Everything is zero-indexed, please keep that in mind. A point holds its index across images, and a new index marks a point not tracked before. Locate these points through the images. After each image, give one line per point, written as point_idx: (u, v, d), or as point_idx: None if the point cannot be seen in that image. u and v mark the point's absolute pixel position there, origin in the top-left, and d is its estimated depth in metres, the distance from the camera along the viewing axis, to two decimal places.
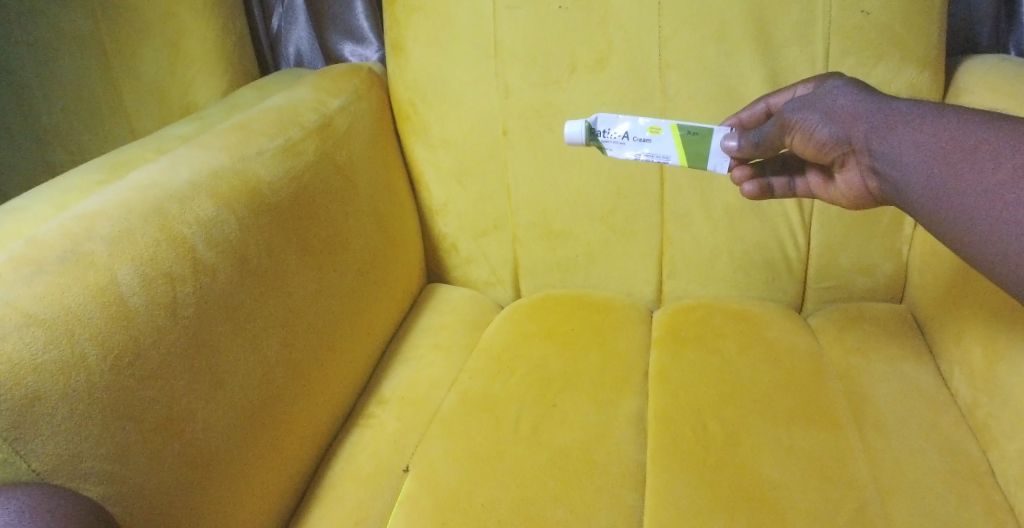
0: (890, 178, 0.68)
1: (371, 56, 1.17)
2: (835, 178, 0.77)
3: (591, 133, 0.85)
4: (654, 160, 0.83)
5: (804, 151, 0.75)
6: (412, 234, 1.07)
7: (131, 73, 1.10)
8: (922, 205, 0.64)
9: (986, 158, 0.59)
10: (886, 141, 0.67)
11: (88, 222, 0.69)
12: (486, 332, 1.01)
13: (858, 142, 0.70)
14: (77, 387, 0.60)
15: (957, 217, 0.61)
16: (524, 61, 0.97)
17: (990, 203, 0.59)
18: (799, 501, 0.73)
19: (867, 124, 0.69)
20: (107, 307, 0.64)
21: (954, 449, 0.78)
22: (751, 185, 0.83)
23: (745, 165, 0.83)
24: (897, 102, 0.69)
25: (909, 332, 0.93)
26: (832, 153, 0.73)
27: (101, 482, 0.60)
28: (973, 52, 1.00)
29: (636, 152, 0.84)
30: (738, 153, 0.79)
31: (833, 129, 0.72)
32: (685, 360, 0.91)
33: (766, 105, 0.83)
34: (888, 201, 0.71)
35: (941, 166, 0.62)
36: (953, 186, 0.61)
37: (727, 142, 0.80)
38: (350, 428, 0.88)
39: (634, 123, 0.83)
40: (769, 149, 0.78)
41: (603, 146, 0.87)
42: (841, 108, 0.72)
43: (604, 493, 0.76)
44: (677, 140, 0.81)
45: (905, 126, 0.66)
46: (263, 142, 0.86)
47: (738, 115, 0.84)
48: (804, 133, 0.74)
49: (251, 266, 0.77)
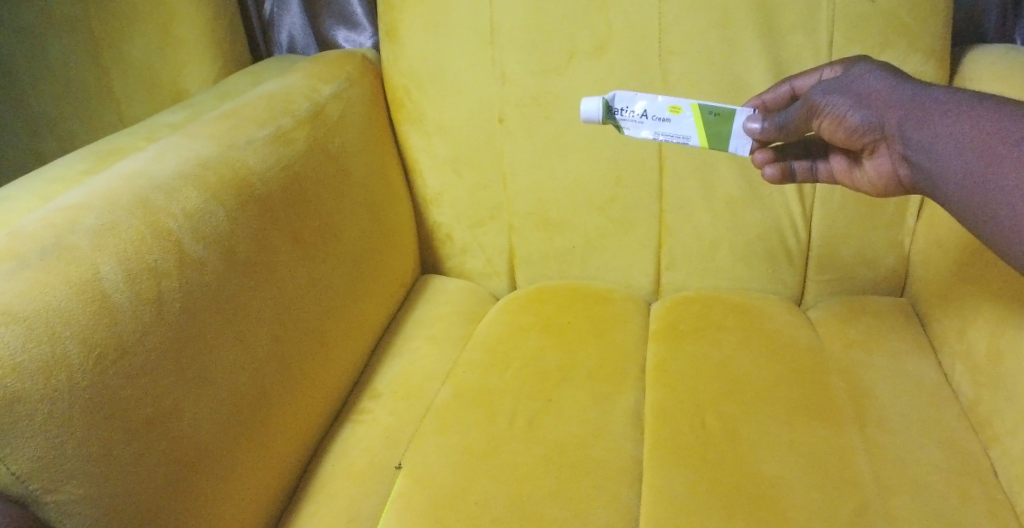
0: (924, 168, 0.65)
1: (366, 42, 1.15)
2: (862, 164, 0.74)
3: (607, 111, 0.83)
4: (672, 141, 0.82)
5: (832, 136, 0.72)
6: (407, 224, 1.05)
7: (121, 58, 1.08)
8: (960, 198, 0.63)
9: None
10: (921, 129, 0.65)
11: (72, 215, 0.67)
12: (481, 324, 0.99)
13: (890, 129, 0.67)
14: (58, 387, 0.58)
15: (998, 212, 0.60)
16: (521, 47, 0.95)
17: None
18: (799, 499, 0.72)
19: (901, 111, 0.66)
20: (88, 302, 0.62)
21: (956, 446, 0.77)
22: (772, 168, 0.81)
23: (766, 149, 0.81)
24: (932, 88, 0.66)
25: (911, 325, 0.92)
26: (862, 138, 0.70)
27: (84, 484, 0.58)
28: (979, 40, 0.98)
29: (654, 131, 0.82)
30: (761, 136, 0.77)
31: (865, 115, 0.69)
32: (684, 353, 0.90)
33: (790, 88, 0.81)
34: (920, 190, 0.69)
35: (981, 160, 0.60)
36: (994, 181, 0.60)
37: (750, 124, 0.78)
38: (342, 423, 0.87)
39: (653, 102, 0.81)
40: (794, 132, 0.76)
41: (619, 125, 0.84)
42: (873, 93, 0.69)
43: (601, 490, 0.74)
44: (698, 119, 0.80)
45: (942, 114, 0.64)
46: (253, 130, 0.84)
47: (760, 98, 0.82)
48: (833, 118, 0.71)
49: (239, 259, 0.76)
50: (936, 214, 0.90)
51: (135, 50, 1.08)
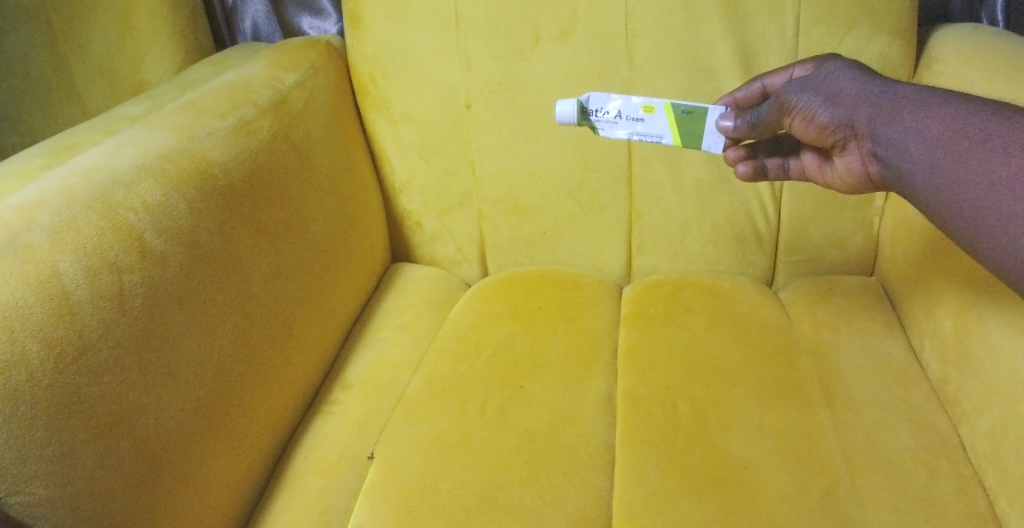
0: (893, 165, 0.66)
1: (331, 29, 1.13)
2: (833, 161, 0.74)
3: (581, 112, 0.83)
4: (646, 139, 0.82)
5: (803, 134, 0.73)
6: (375, 213, 1.04)
7: (79, 49, 1.05)
8: (927, 194, 0.63)
9: (994, 150, 0.58)
10: (890, 126, 0.65)
11: (26, 212, 0.66)
12: (453, 312, 0.99)
13: (860, 126, 0.68)
14: (17, 388, 0.57)
15: (961, 208, 0.60)
16: (486, 32, 0.93)
17: (994, 197, 0.57)
18: (769, 479, 0.73)
19: (870, 108, 0.67)
20: (46, 302, 0.61)
21: (924, 423, 0.78)
22: (745, 165, 0.81)
23: (739, 146, 0.81)
24: (902, 85, 0.66)
25: (879, 304, 0.92)
26: (833, 136, 0.70)
27: (48, 485, 0.58)
28: (944, 20, 0.98)
29: (628, 132, 0.82)
30: (734, 134, 0.77)
31: (835, 112, 0.69)
32: (654, 337, 0.90)
33: (762, 85, 0.80)
34: (888, 187, 0.69)
35: (947, 156, 0.60)
36: (958, 178, 0.59)
37: (723, 122, 0.78)
38: (312, 416, 0.86)
39: (627, 102, 0.81)
40: (767, 130, 0.75)
41: (594, 125, 0.85)
42: (842, 91, 0.69)
43: (572, 476, 0.75)
44: (672, 118, 0.79)
45: (910, 112, 0.64)
46: (213, 121, 0.82)
47: (732, 95, 0.82)
48: (804, 115, 0.71)
49: (202, 254, 0.75)
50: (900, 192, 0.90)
51: (96, 41, 1.06)
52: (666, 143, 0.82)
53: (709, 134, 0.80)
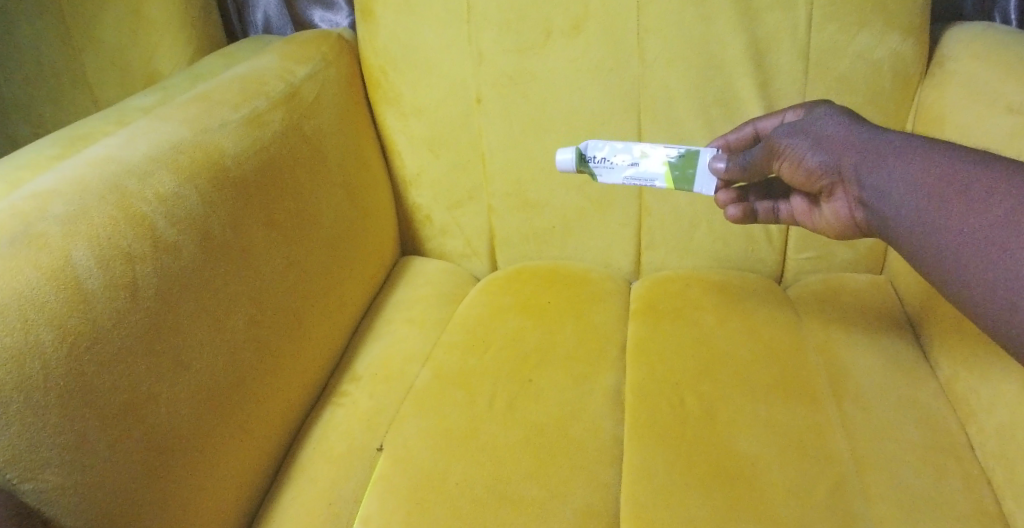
0: (877, 211, 0.66)
1: (342, 22, 1.13)
2: (822, 207, 0.75)
3: (581, 160, 0.85)
4: (640, 184, 0.83)
5: (792, 178, 0.75)
6: (386, 206, 1.05)
7: (92, 38, 1.05)
8: (909, 239, 0.63)
9: (976, 197, 0.58)
10: (876, 172, 0.66)
11: (41, 201, 0.66)
12: (461, 305, 0.99)
13: (846, 172, 0.69)
14: (32, 375, 0.58)
15: (943, 253, 0.59)
16: (498, 26, 0.93)
17: (975, 244, 0.57)
18: (776, 475, 0.73)
19: (857, 154, 0.68)
20: (61, 289, 0.61)
21: (932, 420, 0.78)
22: (736, 208, 0.83)
23: (731, 189, 0.83)
24: (888, 133, 0.67)
25: (888, 301, 0.92)
26: (821, 181, 0.72)
27: (61, 472, 0.58)
28: (957, 18, 0.98)
29: (624, 176, 0.84)
30: (726, 175, 0.79)
31: (822, 158, 0.71)
32: (662, 332, 0.90)
33: (754, 129, 0.84)
34: (874, 233, 0.69)
35: (930, 202, 0.61)
36: (940, 223, 0.60)
37: (716, 163, 0.79)
38: (323, 404, 0.87)
39: (623, 148, 0.83)
40: (758, 172, 0.78)
41: (593, 172, 0.86)
42: (831, 136, 0.71)
43: (580, 470, 0.75)
44: (662, 159, 0.81)
45: (895, 157, 0.65)
46: (226, 112, 0.83)
47: (726, 138, 0.85)
48: (792, 160, 0.73)
49: (215, 243, 0.75)
50: None
51: (109, 33, 1.06)
52: (659, 182, 0.83)
53: (697, 170, 0.81)
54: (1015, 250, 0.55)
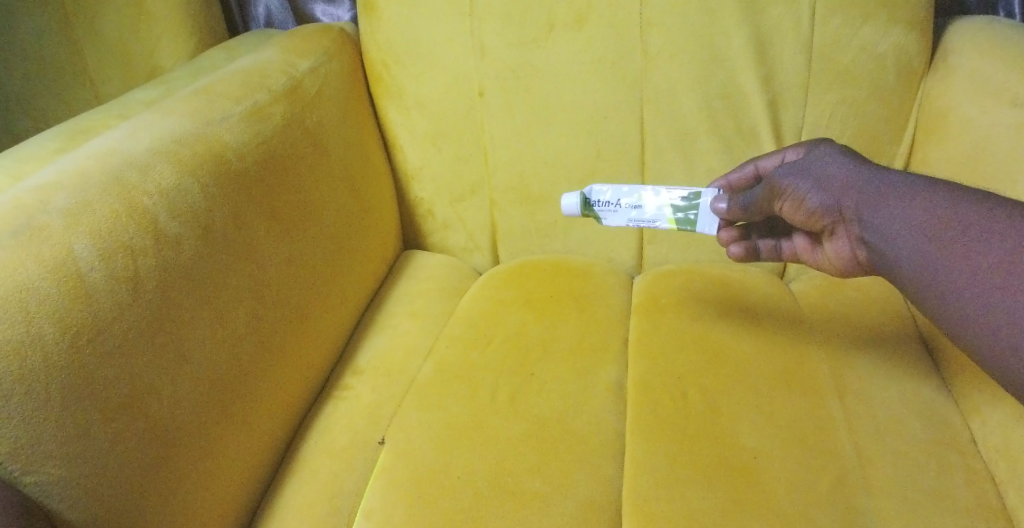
0: (879, 252, 0.66)
1: (344, 16, 1.13)
2: (824, 247, 0.75)
3: (587, 204, 0.88)
4: (642, 225, 0.85)
5: (793, 218, 0.75)
6: (387, 200, 1.04)
7: (94, 31, 1.05)
8: (911, 281, 0.63)
9: (977, 240, 0.58)
10: (877, 213, 0.66)
11: (43, 194, 0.66)
12: (463, 299, 0.99)
13: (848, 212, 0.69)
14: (33, 368, 0.58)
15: (945, 295, 0.60)
16: (500, 20, 0.93)
17: (975, 287, 0.58)
18: (780, 469, 0.73)
19: (858, 194, 0.68)
20: (62, 282, 0.61)
21: (936, 415, 0.78)
22: (737, 246, 0.83)
23: (732, 228, 0.83)
24: (888, 172, 0.68)
25: (891, 295, 0.92)
26: (822, 220, 0.72)
27: (62, 464, 0.58)
28: (961, 12, 0.97)
29: (627, 218, 0.86)
30: (728, 215, 0.80)
31: (823, 198, 0.71)
32: (665, 326, 0.90)
33: (754, 168, 0.84)
34: (877, 272, 0.69)
35: (931, 245, 0.61)
36: (940, 266, 0.60)
37: (717, 204, 0.80)
38: (325, 397, 0.87)
39: (624, 190, 0.85)
40: (759, 212, 0.78)
41: (598, 216, 0.88)
42: (832, 176, 0.71)
43: (583, 463, 0.75)
44: (664, 202, 0.83)
45: (897, 199, 0.65)
46: (227, 106, 0.82)
47: (727, 178, 0.85)
48: (794, 200, 0.73)
49: (216, 238, 0.75)
50: None
51: (110, 26, 1.06)
52: (662, 226, 0.84)
53: (699, 216, 0.83)
54: (1017, 293, 0.55)
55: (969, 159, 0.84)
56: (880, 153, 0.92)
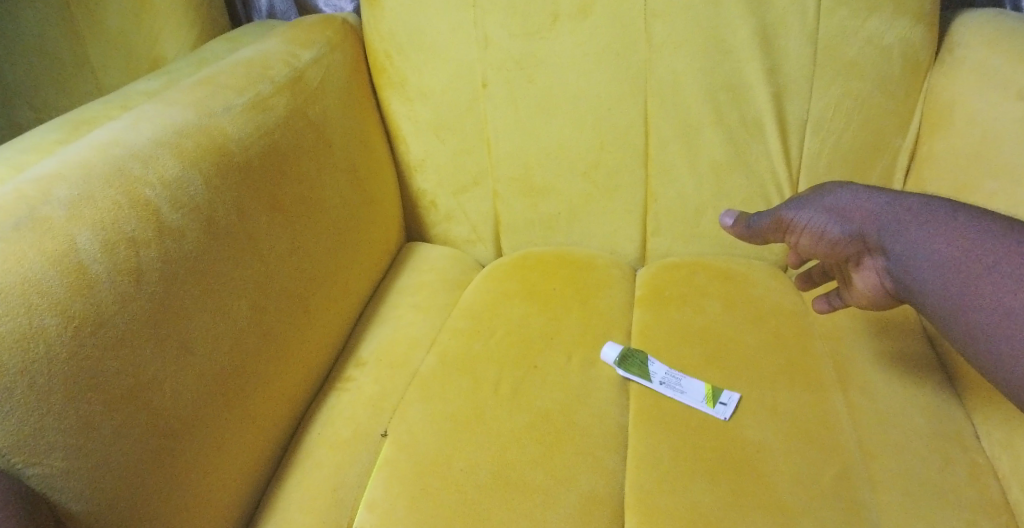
0: (905, 280, 0.70)
1: (346, 7, 1.12)
2: (849, 279, 0.78)
3: (625, 360, 0.84)
4: (670, 391, 0.81)
5: (813, 248, 0.78)
6: (390, 191, 1.04)
7: (97, 21, 1.05)
8: (941, 312, 0.67)
9: (1008, 276, 0.62)
10: (901, 242, 0.69)
11: (44, 186, 0.66)
12: (466, 291, 0.99)
13: (872, 240, 0.72)
14: (35, 361, 0.57)
15: (976, 333, 0.64)
16: (504, 10, 0.93)
17: (1012, 324, 0.61)
18: (782, 463, 0.72)
19: (879, 222, 0.71)
20: (65, 274, 0.61)
21: (939, 408, 0.77)
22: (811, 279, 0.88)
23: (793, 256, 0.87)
24: (906, 198, 0.71)
25: None
26: (845, 250, 0.75)
27: (65, 457, 0.58)
28: (968, 5, 0.96)
29: (660, 377, 0.82)
30: (733, 230, 0.84)
31: (843, 227, 0.74)
32: (668, 320, 0.90)
33: None
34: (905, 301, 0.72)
35: (957, 277, 0.65)
36: (971, 300, 0.64)
37: (724, 219, 0.84)
38: (328, 390, 0.87)
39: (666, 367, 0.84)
40: (766, 238, 0.81)
41: (631, 371, 0.83)
42: (850, 206, 0.74)
43: (586, 456, 0.75)
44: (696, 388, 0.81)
45: (918, 226, 0.68)
46: (229, 96, 0.82)
47: None
48: (813, 232, 0.76)
49: (219, 229, 0.75)
50: (921, 182, 0.90)
51: (113, 15, 1.06)
52: (696, 376, 0.82)
53: (725, 403, 0.78)
54: None
55: (973, 151, 0.84)
56: (885, 145, 0.92)
